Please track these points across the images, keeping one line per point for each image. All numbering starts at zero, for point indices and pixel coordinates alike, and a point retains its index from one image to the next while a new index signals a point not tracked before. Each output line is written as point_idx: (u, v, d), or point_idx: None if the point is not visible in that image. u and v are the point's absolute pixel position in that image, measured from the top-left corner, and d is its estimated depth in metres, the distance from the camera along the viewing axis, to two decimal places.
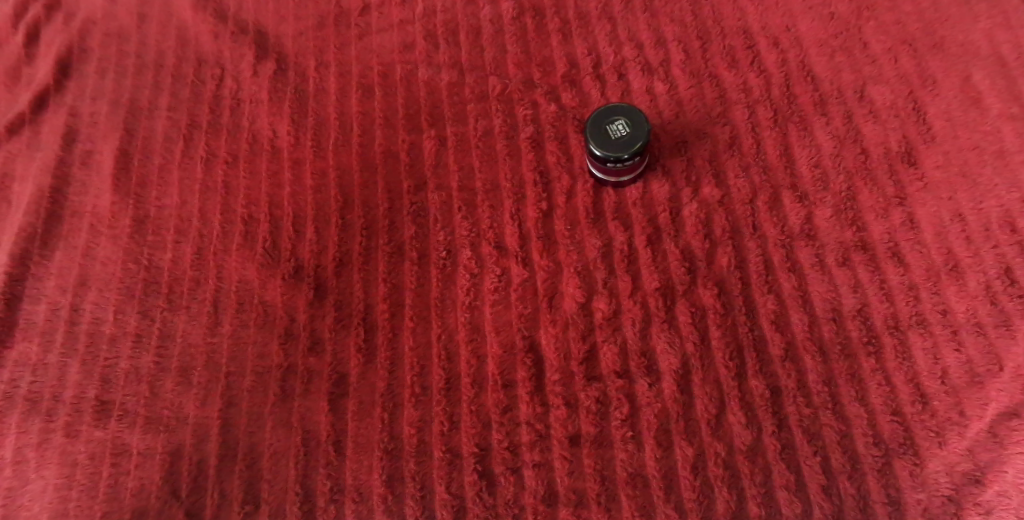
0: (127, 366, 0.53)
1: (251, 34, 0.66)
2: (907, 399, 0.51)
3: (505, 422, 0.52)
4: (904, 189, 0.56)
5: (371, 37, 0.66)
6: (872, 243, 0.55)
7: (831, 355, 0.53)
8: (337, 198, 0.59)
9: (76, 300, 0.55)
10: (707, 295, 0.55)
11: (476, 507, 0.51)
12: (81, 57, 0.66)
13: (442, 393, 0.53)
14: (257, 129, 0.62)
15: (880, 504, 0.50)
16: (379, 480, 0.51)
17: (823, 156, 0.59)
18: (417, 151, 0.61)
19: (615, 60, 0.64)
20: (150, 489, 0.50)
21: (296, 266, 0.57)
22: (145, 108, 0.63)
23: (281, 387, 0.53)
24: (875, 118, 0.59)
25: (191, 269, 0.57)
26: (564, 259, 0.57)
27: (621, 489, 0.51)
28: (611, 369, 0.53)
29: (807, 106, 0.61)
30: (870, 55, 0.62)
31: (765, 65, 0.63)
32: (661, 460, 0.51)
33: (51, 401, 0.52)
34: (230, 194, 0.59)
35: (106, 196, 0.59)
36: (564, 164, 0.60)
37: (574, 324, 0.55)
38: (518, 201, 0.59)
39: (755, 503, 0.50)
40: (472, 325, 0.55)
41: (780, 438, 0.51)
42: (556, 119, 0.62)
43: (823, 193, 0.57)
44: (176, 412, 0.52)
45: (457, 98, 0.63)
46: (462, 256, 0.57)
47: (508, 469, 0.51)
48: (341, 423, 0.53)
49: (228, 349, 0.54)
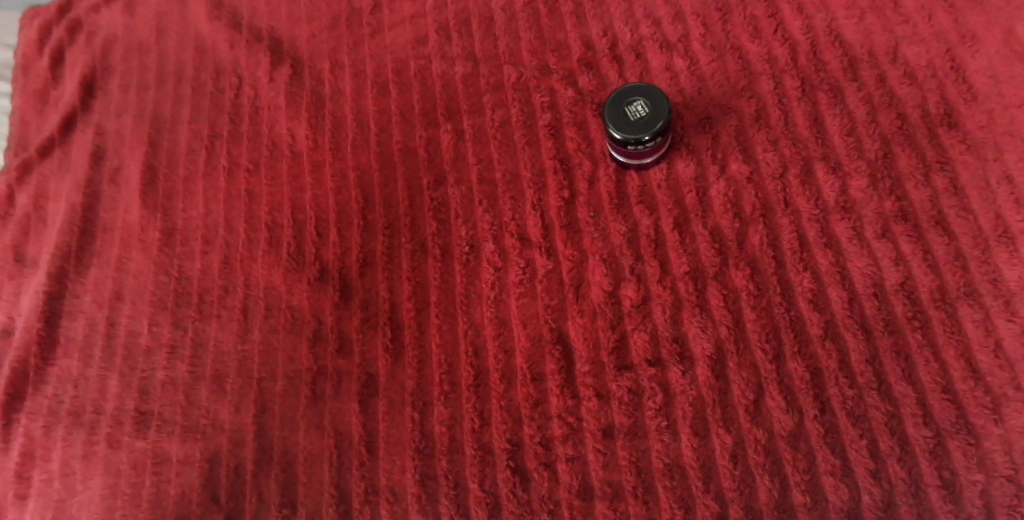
0: (163, 377, 0.54)
1: (266, 40, 0.67)
2: (958, 375, 0.49)
3: (536, 416, 0.51)
4: (944, 153, 0.54)
5: (384, 34, 0.66)
6: (914, 212, 0.53)
7: (875, 332, 0.50)
8: (358, 199, 0.59)
9: (113, 314, 0.57)
10: (739, 276, 0.53)
11: (510, 503, 0.50)
12: (104, 76, 0.67)
13: (471, 389, 0.53)
14: (276, 135, 0.62)
15: (932, 486, 0.47)
16: (412, 479, 0.51)
17: (857, 123, 0.56)
18: (435, 146, 0.61)
19: (632, 39, 0.62)
20: (191, 495, 0.51)
21: (321, 269, 0.57)
22: (168, 121, 0.64)
23: (312, 390, 0.53)
24: (910, 81, 0.56)
25: (219, 278, 0.57)
26: (590, 247, 0.55)
27: (657, 480, 0.49)
28: (642, 358, 0.52)
29: (837, 73, 0.58)
30: (902, 14, 0.58)
31: (790, 32, 0.60)
32: (698, 450, 0.49)
33: (94, 413, 0.54)
34: (254, 201, 0.60)
35: (136, 210, 0.60)
36: (585, 150, 0.59)
37: (602, 313, 0.53)
38: (539, 191, 0.58)
39: (800, 490, 0.48)
40: (498, 319, 0.54)
41: (824, 422, 0.49)
42: (575, 105, 0.60)
43: (859, 162, 0.55)
44: (212, 419, 0.53)
45: (472, 90, 0.62)
46: (486, 250, 0.56)
47: (542, 464, 0.50)
48: (372, 424, 0.52)
49: (259, 354, 0.55)
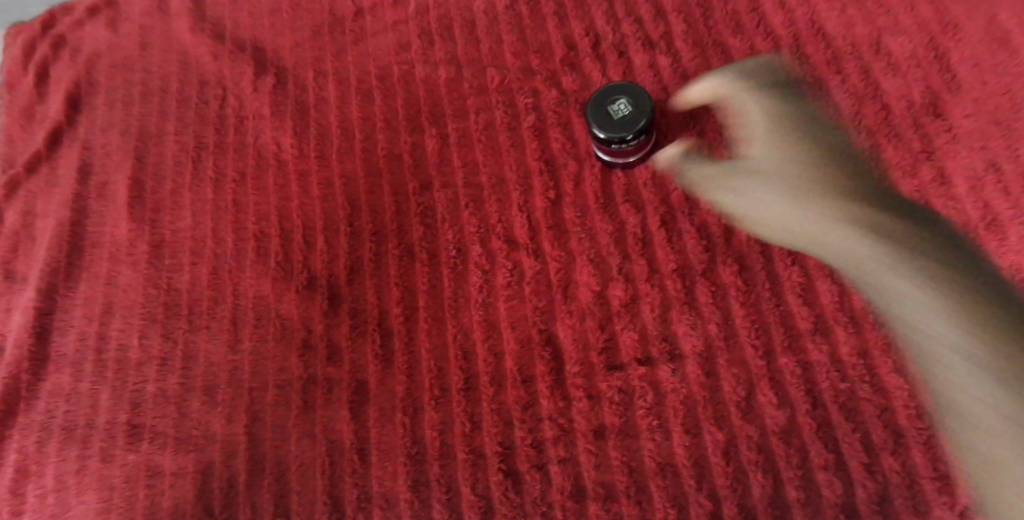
0: (155, 389, 0.54)
1: (249, 51, 0.67)
2: None
3: (527, 419, 0.51)
4: (930, 143, 0.53)
5: (366, 41, 0.66)
6: (902, 203, 0.52)
7: (864, 324, 0.50)
8: (344, 206, 0.59)
9: (103, 328, 0.57)
10: (727, 272, 0.53)
11: (503, 507, 0.50)
12: (89, 91, 0.67)
13: (461, 393, 0.52)
14: (262, 144, 0.62)
15: (927, 478, 0.47)
16: (404, 485, 0.51)
17: (841, 115, 0.56)
18: (420, 151, 0.61)
19: (615, 38, 0.62)
20: (185, 507, 0.51)
21: (309, 277, 0.57)
22: (154, 134, 0.64)
23: (303, 399, 0.53)
24: (894, 72, 0.56)
25: (208, 289, 0.57)
26: (577, 247, 0.55)
27: (650, 479, 0.49)
28: (631, 357, 0.52)
29: (820, 66, 0.58)
30: (884, 5, 0.57)
31: (773, 28, 0.60)
32: (690, 448, 0.49)
33: (86, 428, 0.53)
34: (241, 211, 0.60)
35: (124, 224, 0.60)
36: (570, 151, 0.59)
37: (590, 314, 0.53)
38: (525, 193, 0.58)
39: (794, 486, 0.47)
40: (487, 322, 0.54)
41: (815, 417, 0.49)
42: (559, 105, 0.60)
43: (845, 155, 0.55)
44: (204, 431, 0.53)
45: (456, 94, 0.62)
46: (473, 253, 0.56)
47: (534, 466, 0.50)
48: (364, 431, 0.52)
49: (249, 364, 0.55)
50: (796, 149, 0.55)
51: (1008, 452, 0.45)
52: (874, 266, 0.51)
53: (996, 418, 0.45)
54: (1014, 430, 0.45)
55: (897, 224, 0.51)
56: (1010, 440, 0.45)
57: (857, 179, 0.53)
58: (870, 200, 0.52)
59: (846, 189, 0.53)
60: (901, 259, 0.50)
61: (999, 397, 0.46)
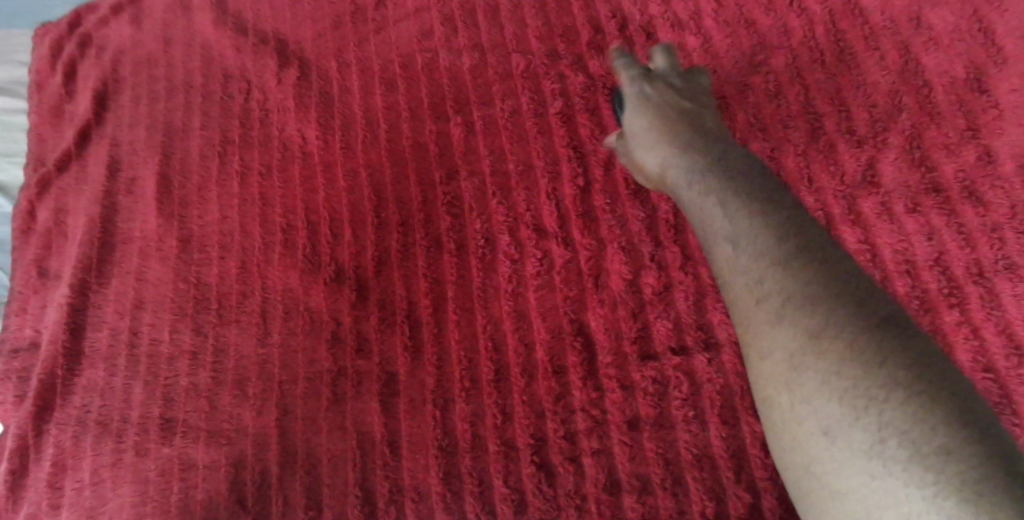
0: (187, 383, 0.54)
1: (272, 43, 0.66)
2: (1000, 353, 0.46)
3: (559, 410, 0.50)
4: (975, 120, 0.51)
5: (389, 30, 0.65)
6: (946, 184, 0.51)
7: (908, 310, 0.48)
8: (371, 197, 0.58)
9: (135, 324, 0.57)
10: None
11: (536, 499, 0.48)
12: (116, 88, 0.68)
13: (492, 385, 0.52)
14: (287, 137, 0.62)
15: None
16: (436, 477, 0.50)
17: (880, 93, 0.54)
18: (445, 140, 0.60)
19: (642, 20, 0.61)
20: (218, 500, 0.51)
21: (336, 269, 0.56)
22: (180, 129, 0.64)
23: (333, 392, 0.53)
24: (935, 47, 0.54)
25: (237, 283, 0.57)
26: (608, 235, 0.54)
27: (687, 472, 0.48)
28: (666, 346, 0.51)
29: (857, 42, 0.56)
30: None
31: (806, 3, 0.58)
32: (727, 439, 0.48)
33: (120, 423, 0.54)
34: (267, 204, 0.60)
35: (153, 220, 0.61)
36: (599, 137, 0.58)
37: (622, 303, 0.52)
38: (553, 180, 0.57)
39: None
40: (517, 312, 0.53)
41: None
42: (586, 90, 0.59)
43: (885, 135, 0.53)
44: (235, 424, 0.53)
45: (480, 81, 0.62)
46: (501, 243, 0.56)
47: (567, 458, 0.49)
48: (394, 424, 0.52)
49: (279, 357, 0.54)
50: (669, 139, 0.49)
51: (859, 455, 0.31)
52: (750, 265, 0.38)
53: (833, 438, 0.32)
54: (860, 432, 0.32)
55: (753, 210, 0.40)
56: (843, 454, 0.32)
57: (711, 145, 0.47)
58: (729, 178, 0.43)
59: (718, 155, 0.46)
60: (729, 214, 0.41)
61: (859, 408, 0.32)
